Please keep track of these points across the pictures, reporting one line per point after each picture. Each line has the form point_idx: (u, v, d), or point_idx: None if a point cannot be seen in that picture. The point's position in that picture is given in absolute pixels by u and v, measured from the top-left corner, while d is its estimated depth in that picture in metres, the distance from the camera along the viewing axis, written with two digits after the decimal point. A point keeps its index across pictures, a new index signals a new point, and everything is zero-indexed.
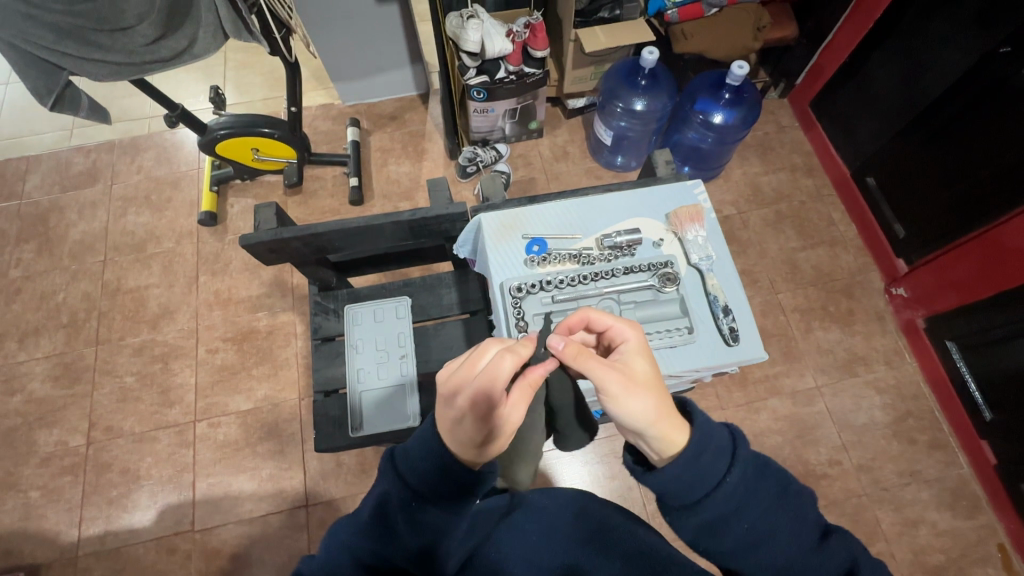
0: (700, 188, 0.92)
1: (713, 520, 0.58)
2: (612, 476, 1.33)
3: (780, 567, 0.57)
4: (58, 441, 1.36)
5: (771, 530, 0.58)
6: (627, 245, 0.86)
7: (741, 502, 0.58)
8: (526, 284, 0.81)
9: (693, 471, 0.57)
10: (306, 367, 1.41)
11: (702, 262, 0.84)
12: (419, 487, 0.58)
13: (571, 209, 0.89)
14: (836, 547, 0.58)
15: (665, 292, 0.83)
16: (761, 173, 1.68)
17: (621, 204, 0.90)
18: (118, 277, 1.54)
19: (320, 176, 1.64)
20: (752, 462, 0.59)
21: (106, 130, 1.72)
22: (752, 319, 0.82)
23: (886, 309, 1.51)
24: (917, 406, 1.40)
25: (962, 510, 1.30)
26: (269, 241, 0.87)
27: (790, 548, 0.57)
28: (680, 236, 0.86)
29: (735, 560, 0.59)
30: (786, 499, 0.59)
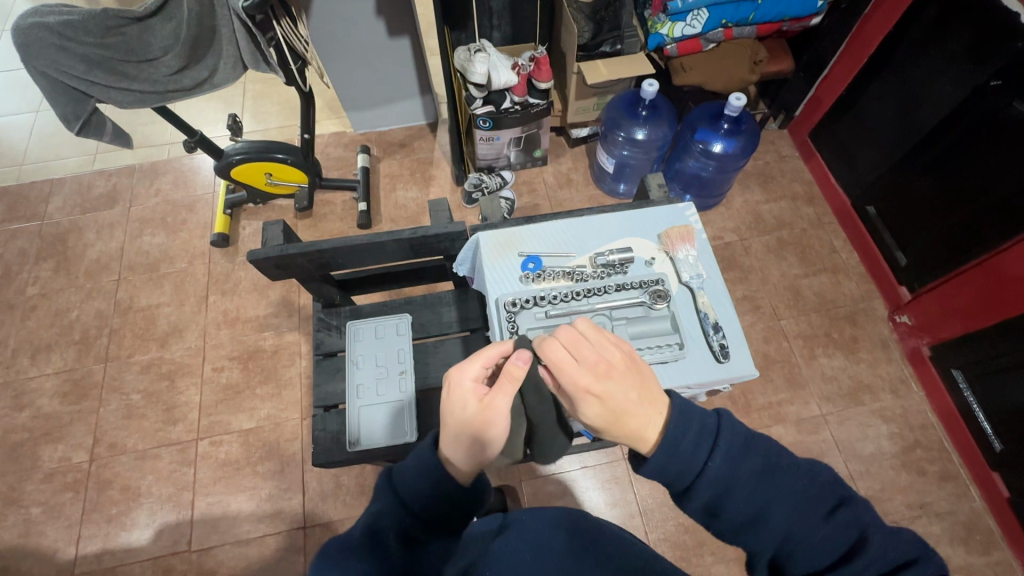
0: (691, 210, 0.94)
1: (710, 503, 0.58)
2: (613, 503, 1.31)
3: (781, 544, 0.56)
4: (62, 457, 1.37)
5: (767, 506, 0.56)
6: (619, 263, 0.88)
7: (729, 482, 0.57)
8: (520, 299, 0.83)
9: (677, 456, 0.59)
10: (309, 387, 1.42)
11: (693, 280, 0.86)
12: (412, 504, 0.60)
13: (566, 228, 0.92)
14: (843, 519, 0.54)
15: (656, 308, 0.84)
16: (762, 202, 1.71)
17: (615, 224, 0.93)
18: (131, 295, 1.58)
19: (330, 201, 1.69)
20: (738, 442, 0.59)
21: (127, 155, 1.80)
22: (742, 336, 0.83)
23: (891, 336, 1.50)
24: (926, 437, 1.37)
25: (976, 545, 1.26)
26: (276, 257, 0.90)
27: (791, 521, 0.55)
28: (671, 254, 0.88)
29: (742, 537, 0.58)
30: (784, 473, 0.57)
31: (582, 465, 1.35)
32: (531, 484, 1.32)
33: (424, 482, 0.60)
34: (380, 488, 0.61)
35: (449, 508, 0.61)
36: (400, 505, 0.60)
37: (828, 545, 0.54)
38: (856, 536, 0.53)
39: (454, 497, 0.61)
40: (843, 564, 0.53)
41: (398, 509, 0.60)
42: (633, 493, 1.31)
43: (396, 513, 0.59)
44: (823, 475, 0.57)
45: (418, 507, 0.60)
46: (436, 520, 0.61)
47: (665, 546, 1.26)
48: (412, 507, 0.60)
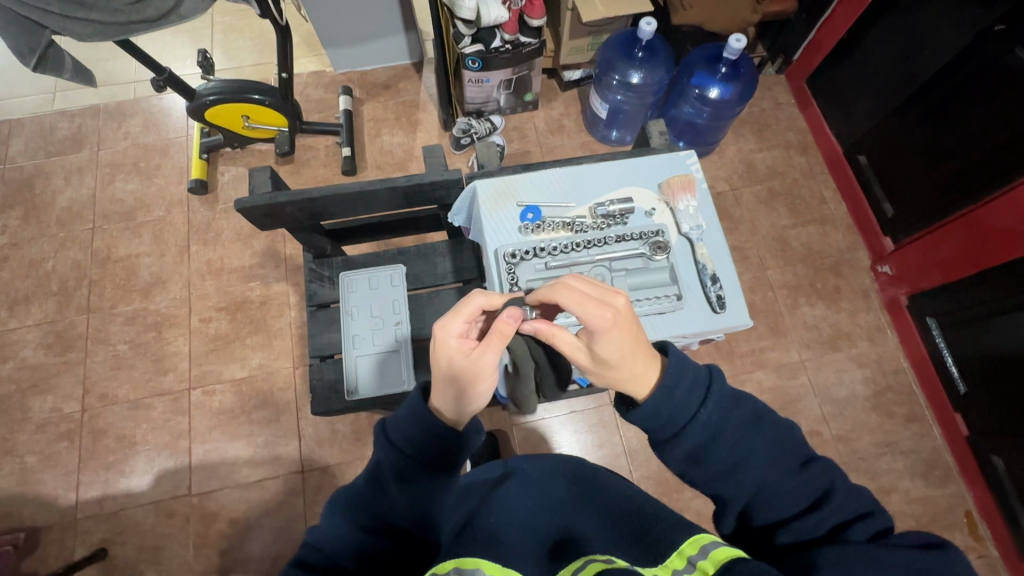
0: (693, 158, 0.92)
1: (693, 449, 0.61)
2: (600, 444, 1.37)
3: (752, 491, 0.59)
4: (53, 408, 1.37)
5: (748, 457, 0.59)
6: (619, 214, 0.88)
7: (715, 431, 0.60)
8: (520, 250, 0.83)
9: (671, 402, 0.61)
10: (300, 337, 1.42)
11: (692, 231, 0.86)
12: (409, 449, 0.60)
13: (565, 177, 0.89)
14: (815, 473, 0.58)
15: (656, 260, 0.84)
16: (756, 150, 1.69)
17: (616, 173, 0.91)
18: (109, 245, 1.52)
19: (312, 146, 1.62)
20: (729, 398, 0.61)
21: (90, 94, 1.68)
22: (739, 288, 0.84)
23: (872, 286, 1.54)
24: (897, 380, 1.45)
25: (934, 479, 1.36)
26: (264, 206, 0.87)
27: (768, 472, 0.58)
28: (672, 205, 0.87)
29: (717, 486, 0.61)
30: (770, 431, 0.60)
31: (570, 410, 1.39)
32: (521, 428, 1.37)
33: (414, 427, 0.60)
34: (376, 439, 0.61)
35: (443, 448, 0.60)
36: (394, 451, 0.60)
37: (796, 496, 0.57)
38: (819, 492, 0.57)
39: (445, 439, 0.60)
40: (808, 513, 0.56)
41: (394, 455, 0.60)
42: (619, 436, 1.37)
43: (392, 458, 0.60)
44: (795, 436, 0.61)
45: (412, 451, 0.59)
46: (434, 460, 0.60)
47: (649, 483, 1.33)
48: (405, 452, 0.60)
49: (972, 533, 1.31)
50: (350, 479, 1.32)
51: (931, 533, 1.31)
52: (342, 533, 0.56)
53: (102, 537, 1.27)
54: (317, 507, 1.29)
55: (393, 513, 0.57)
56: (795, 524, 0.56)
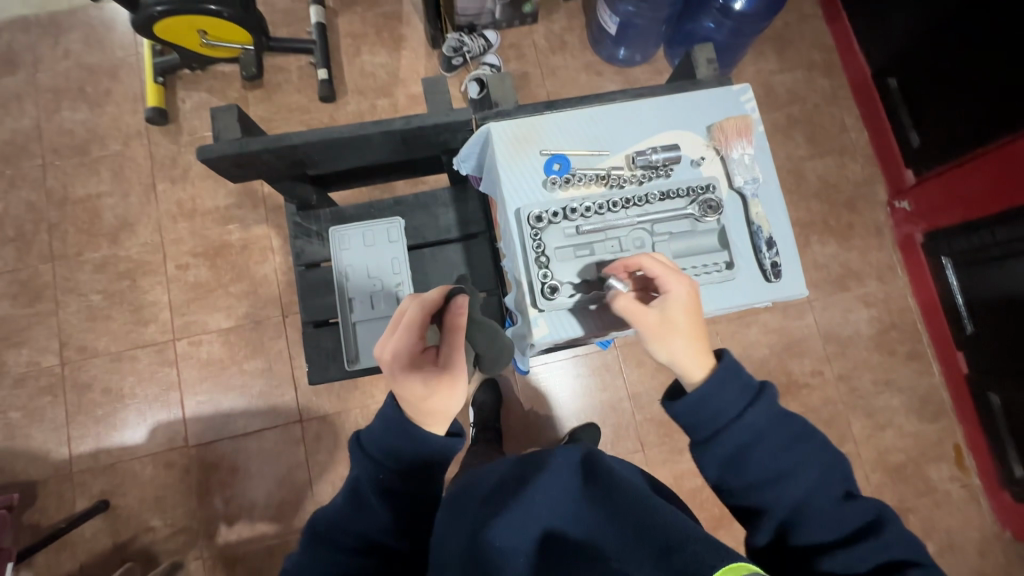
0: (749, 96, 0.85)
1: (734, 452, 0.61)
2: (603, 388, 1.35)
3: (793, 504, 0.59)
4: (30, 362, 1.30)
5: (795, 469, 0.60)
6: (663, 165, 0.82)
7: (759, 435, 0.61)
8: (547, 213, 0.77)
9: (718, 399, 0.62)
10: (288, 284, 1.34)
11: (746, 186, 0.81)
12: (389, 462, 0.58)
13: (600, 122, 0.83)
14: (859, 506, 0.59)
15: (705, 222, 0.79)
16: (776, 72, 1.53)
17: (659, 115, 0.84)
18: (64, 185, 1.37)
19: (282, 67, 1.43)
20: (789, 421, 0.62)
21: (14, 2, 1.43)
22: (795, 254, 0.81)
23: (886, 222, 1.48)
24: (902, 320, 1.43)
25: (928, 414, 1.39)
26: (235, 155, 0.76)
27: (810, 490, 0.59)
28: (724, 153, 0.82)
29: (754, 495, 0.61)
30: (821, 454, 0.61)
31: (573, 354, 1.37)
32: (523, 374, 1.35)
33: (391, 437, 0.58)
34: (351, 454, 0.60)
35: (421, 457, 0.59)
36: (374, 466, 0.58)
37: (841, 522, 0.58)
38: (865, 525, 0.58)
39: (422, 449, 0.59)
40: (852, 541, 0.57)
41: (374, 471, 0.58)
42: (623, 379, 1.36)
43: (371, 472, 0.58)
44: (839, 467, 0.62)
45: (391, 462, 0.58)
46: (415, 467, 0.59)
47: (650, 425, 1.34)
48: (382, 463, 0.58)
49: (958, 464, 1.36)
50: (351, 427, 1.30)
51: (919, 464, 1.36)
52: (325, 563, 0.55)
53: (101, 489, 1.26)
54: (319, 455, 1.28)
55: (380, 530, 0.58)
56: (841, 552, 0.57)
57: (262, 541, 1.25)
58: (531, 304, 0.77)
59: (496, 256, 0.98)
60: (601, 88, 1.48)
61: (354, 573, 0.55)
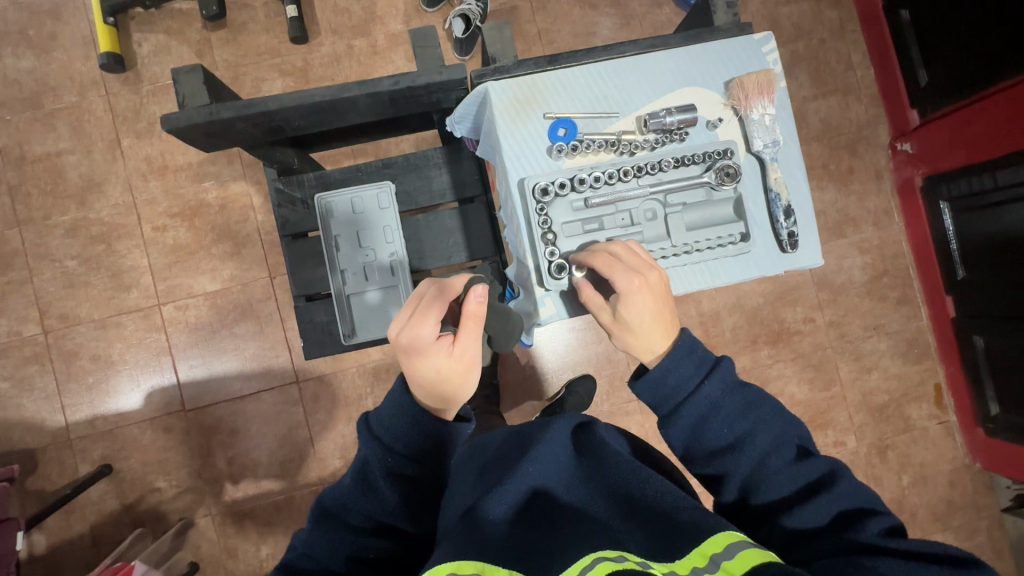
0: (771, 49, 0.80)
1: (695, 424, 0.62)
2: (599, 340, 1.36)
3: (752, 466, 0.59)
4: (11, 331, 1.26)
5: (751, 433, 0.60)
6: (677, 127, 0.77)
7: (715, 404, 0.61)
8: (554, 185, 0.74)
9: (674, 372, 0.63)
10: (273, 244, 1.29)
11: (766, 150, 0.77)
12: (396, 446, 0.59)
13: (610, 79, 0.78)
14: (814, 462, 0.58)
15: (721, 190, 0.77)
16: (782, 2, 1.43)
17: (673, 71, 0.79)
18: (19, 141, 1.27)
19: (246, 3, 1.30)
20: (743, 390, 0.62)
21: None
22: (812, 222, 0.79)
23: (886, 166, 1.44)
24: (895, 265, 1.43)
25: (912, 357, 1.43)
26: (205, 124, 0.69)
27: (768, 450, 0.59)
28: (743, 113, 0.77)
29: (714, 463, 0.61)
30: (778, 419, 0.61)
31: None
32: None
33: (400, 423, 0.60)
34: (360, 437, 0.61)
35: (430, 441, 0.60)
36: (382, 449, 0.59)
37: (795, 479, 0.58)
38: (822, 479, 0.57)
39: (432, 431, 0.60)
40: (807, 497, 0.56)
41: (383, 454, 0.59)
42: None
43: (380, 456, 0.59)
44: (795, 428, 0.61)
45: (400, 447, 0.59)
46: (425, 451, 0.60)
47: None
48: (393, 449, 0.59)
49: (937, 403, 1.42)
50: (349, 386, 1.30)
51: (901, 404, 1.42)
52: (335, 540, 0.56)
53: (103, 454, 1.26)
54: (318, 415, 1.29)
55: (387, 512, 0.57)
56: (800, 511, 0.55)
57: (268, 498, 1.28)
58: (538, 284, 0.75)
59: (494, 220, 0.95)
60: (596, 23, 1.37)
61: (364, 551, 0.56)
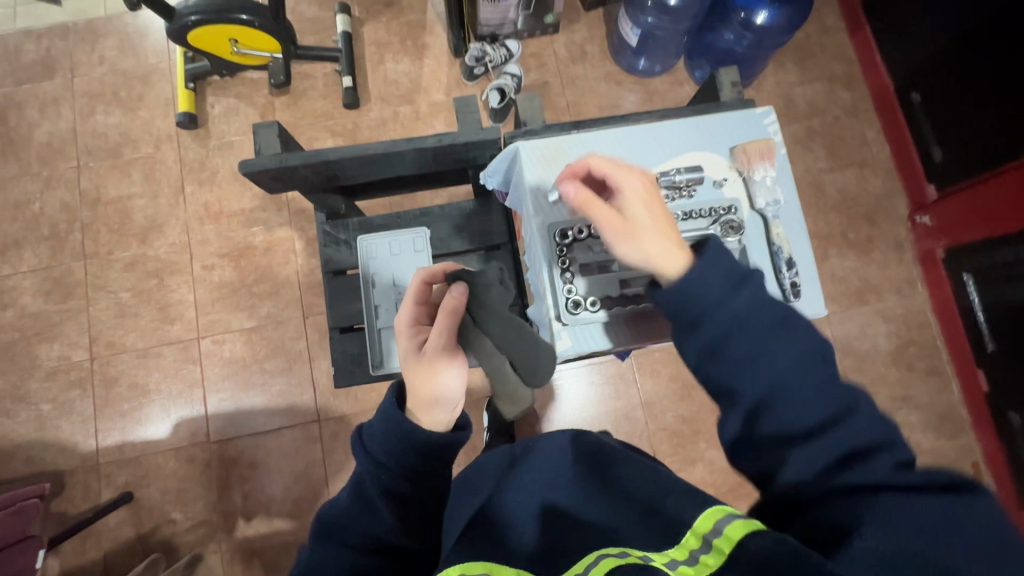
0: (771, 119, 0.87)
1: (710, 337, 0.55)
2: (616, 397, 1.36)
3: (775, 386, 0.51)
4: (61, 356, 1.35)
5: (772, 351, 0.52)
6: (686, 185, 0.83)
7: (738, 318, 0.54)
8: (574, 230, 0.80)
9: (692, 280, 0.56)
10: (309, 286, 1.37)
11: (769, 208, 0.82)
12: (390, 463, 0.60)
13: (626, 140, 0.85)
14: (849, 398, 0.50)
15: (726, 241, 0.81)
16: (796, 83, 1.54)
17: (683, 136, 0.86)
18: (97, 185, 1.42)
19: (308, 74, 1.47)
20: (767, 299, 0.55)
21: (55, 10, 1.48)
22: (814, 275, 0.82)
23: (907, 237, 1.46)
24: (921, 335, 1.42)
25: (945, 432, 1.37)
26: (274, 168, 0.79)
27: (794, 373, 0.51)
28: (746, 175, 0.83)
29: (730, 378, 0.54)
30: (805, 347, 0.52)
31: (588, 363, 1.38)
32: None
33: (393, 440, 0.60)
34: (354, 452, 0.61)
35: (423, 458, 0.60)
36: (377, 466, 0.60)
37: (820, 404, 0.50)
38: (838, 411, 0.50)
39: (426, 448, 0.60)
40: (828, 426, 0.49)
41: (376, 470, 0.60)
42: (636, 387, 1.37)
43: (374, 473, 0.60)
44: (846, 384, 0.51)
45: (392, 464, 0.59)
46: (416, 468, 0.60)
47: (663, 435, 1.35)
48: (385, 466, 0.60)
49: None
50: None
51: None
52: (334, 562, 0.54)
53: (125, 481, 1.29)
54: (335, 454, 1.31)
55: (386, 530, 0.57)
56: (819, 439, 0.49)
57: (279, 537, 1.27)
58: (556, 319, 0.80)
59: (519, 266, 1.01)
60: (620, 98, 1.49)
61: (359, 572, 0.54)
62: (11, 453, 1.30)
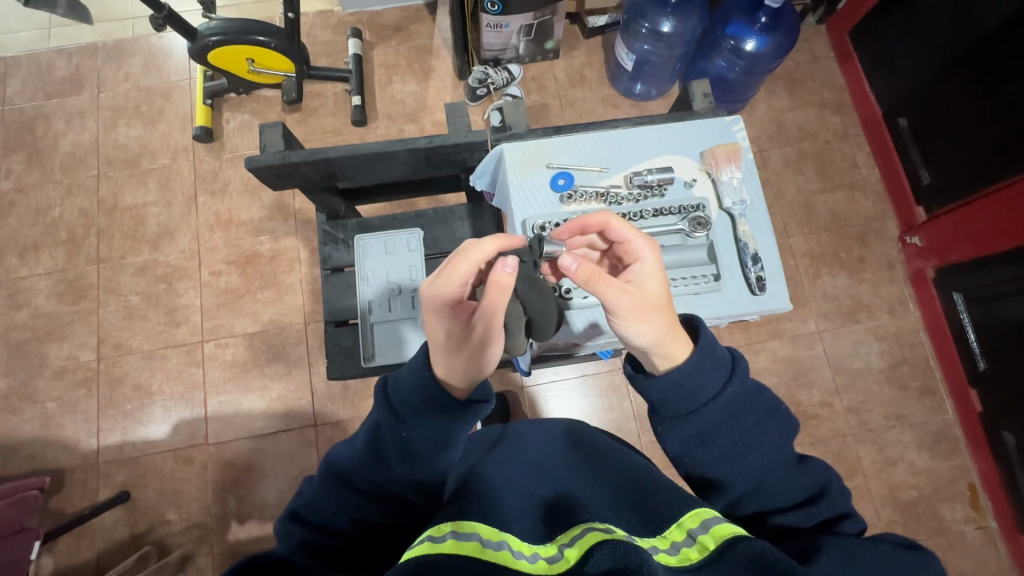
0: (739, 125, 0.92)
1: (705, 428, 0.61)
2: (609, 408, 1.38)
3: (759, 475, 0.60)
4: (69, 355, 1.39)
5: (759, 441, 0.60)
6: (657, 185, 0.88)
7: (735, 412, 0.61)
8: (550, 224, 0.83)
9: (697, 377, 0.60)
10: (311, 294, 1.41)
11: (735, 207, 0.86)
12: (410, 420, 0.61)
13: (601, 144, 0.90)
14: (814, 468, 0.62)
15: (694, 237, 0.85)
16: (787, 108, 1.59)
17: (657, 140, 0.90)
18: (114, 194, 1.49)
19: (320, 93, 1.54)
20: (750, 378, 0.62)
21: (86, 31, 1.58)
22: (779, 270, 0.86)
23: (898, 257, 1.49)
24: (914, 354, 1.43)
25: (941, 452, 1.37)
26: (276, 165, 0.84)
27: (774, 459, 0.60)
28: (714, 176, 0.88)
29: (720, 470, 0.61)
30: (774, 419, 0.62)
31: (581, 374, 1.40)
32: (531, 391, 1.38)
33: (416, 396, 0.61)
34: (376, 400, 0.63)
35: (442, 421, 0.61)
36: (396, 420, 0.61)
37: (794, 489, 0.60)
38: (810, 492, 0.61)
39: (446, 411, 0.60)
40: (802, 504, 0.60)
41: (394, 422, 0.61)
42: (629, 399, 1.38)
43: (392, 426, 0.61)
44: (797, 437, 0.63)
45: (411, 420, 0.60)
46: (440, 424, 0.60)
47: (655, 448, 1.35)
48: (405, 421, 0.61)
49: (973, 506, 1.33)
50: None
51: (932, 503, 1.33)
52: (335, 501, 0.59)
53: (123, 480, 1.32)
54: None
55: (397, 483, 0.60)
56: (791, 513, 0.60)
57: (270, 541, 1.28)
58: None
59: None
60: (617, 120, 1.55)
61: (361, 515, 0.59)
62: (15, 450, 1.33)
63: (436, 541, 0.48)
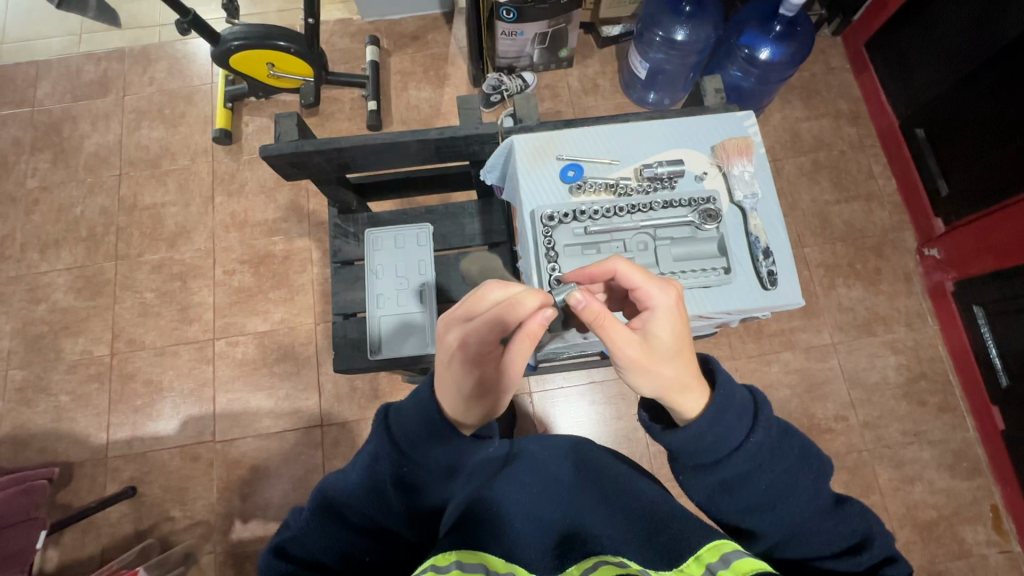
0: (751, 120, 0.91)
1: (730, 477, 0.60)
2: (618, 417, 1.36)
3: (794, 525, 0.58)
4: (84, 350, 1.41)
5: (791, 489, 0.59)
6: (668, 177, 0.88)
7: (762, 461, 0.59)
8: (559, 213, 0.84)
9: (718, 426, 0.59)
10: (322, 294, 1.42)
11: (746, 200, 0.86)
12: (412, 453, 0.59)
13: (611, 136, 0.90)
14: (853, 512, 0.59)
15: (704, 229, 0.85)
16: (802, 119, 1.58)
17: (667, 134, 0.91)
18: (135, 192, 1.52)
19: (337, 98, 1.57)
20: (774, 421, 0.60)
21: (116, 36, 1.64)
22: (792, 265, 0.85)
23: (916, 270, 1.46)
24: (932, 369, 1.39)
25: (961, 471, 1.32)
26: (291, 154, 0.86)
27: (809, 507, 0.59)
28: (725, 169, 0.87)
29: (750, 518, 0.60)
30: (805, 463, 0.60)
31: (589, 380, 1.38)
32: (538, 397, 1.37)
33: (419, 426, 0.59)
34: (374, 429, 0.60)
35: (445, 452, 0.60)
36: (398, 454, 0.59)
37: (838, 538, 0.58)
38: (854, 540, 0.58)
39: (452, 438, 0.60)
40: (846, 553, 0.58)
41: (393, 454, 0.59)
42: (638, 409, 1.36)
43: (392, 459, 0.59)
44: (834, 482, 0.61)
45: (413, 454, 0.59)
46: (442, 450, 0.60)
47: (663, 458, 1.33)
48: (406, 453, 0.59)
49: (996, 529, 1.28)
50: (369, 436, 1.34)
51: (952, 525, 1.29)
52: (324, 538, 0.56)
53: (131, 476, 1.32)
54: (335, 460, 1.32)
55: (392, 519, 0.59)
56: (836, 560, 0.57)
57: None
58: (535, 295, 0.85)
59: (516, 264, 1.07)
60: None
61: (351, 552, 0.56)
62: (27, 442, 1.35)
63: (439, 570, 0.48)
